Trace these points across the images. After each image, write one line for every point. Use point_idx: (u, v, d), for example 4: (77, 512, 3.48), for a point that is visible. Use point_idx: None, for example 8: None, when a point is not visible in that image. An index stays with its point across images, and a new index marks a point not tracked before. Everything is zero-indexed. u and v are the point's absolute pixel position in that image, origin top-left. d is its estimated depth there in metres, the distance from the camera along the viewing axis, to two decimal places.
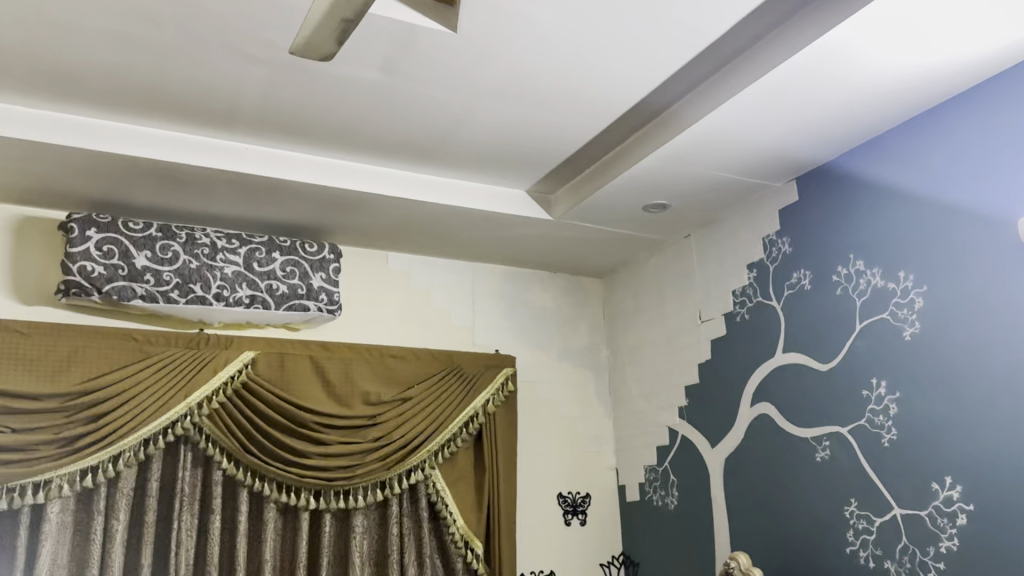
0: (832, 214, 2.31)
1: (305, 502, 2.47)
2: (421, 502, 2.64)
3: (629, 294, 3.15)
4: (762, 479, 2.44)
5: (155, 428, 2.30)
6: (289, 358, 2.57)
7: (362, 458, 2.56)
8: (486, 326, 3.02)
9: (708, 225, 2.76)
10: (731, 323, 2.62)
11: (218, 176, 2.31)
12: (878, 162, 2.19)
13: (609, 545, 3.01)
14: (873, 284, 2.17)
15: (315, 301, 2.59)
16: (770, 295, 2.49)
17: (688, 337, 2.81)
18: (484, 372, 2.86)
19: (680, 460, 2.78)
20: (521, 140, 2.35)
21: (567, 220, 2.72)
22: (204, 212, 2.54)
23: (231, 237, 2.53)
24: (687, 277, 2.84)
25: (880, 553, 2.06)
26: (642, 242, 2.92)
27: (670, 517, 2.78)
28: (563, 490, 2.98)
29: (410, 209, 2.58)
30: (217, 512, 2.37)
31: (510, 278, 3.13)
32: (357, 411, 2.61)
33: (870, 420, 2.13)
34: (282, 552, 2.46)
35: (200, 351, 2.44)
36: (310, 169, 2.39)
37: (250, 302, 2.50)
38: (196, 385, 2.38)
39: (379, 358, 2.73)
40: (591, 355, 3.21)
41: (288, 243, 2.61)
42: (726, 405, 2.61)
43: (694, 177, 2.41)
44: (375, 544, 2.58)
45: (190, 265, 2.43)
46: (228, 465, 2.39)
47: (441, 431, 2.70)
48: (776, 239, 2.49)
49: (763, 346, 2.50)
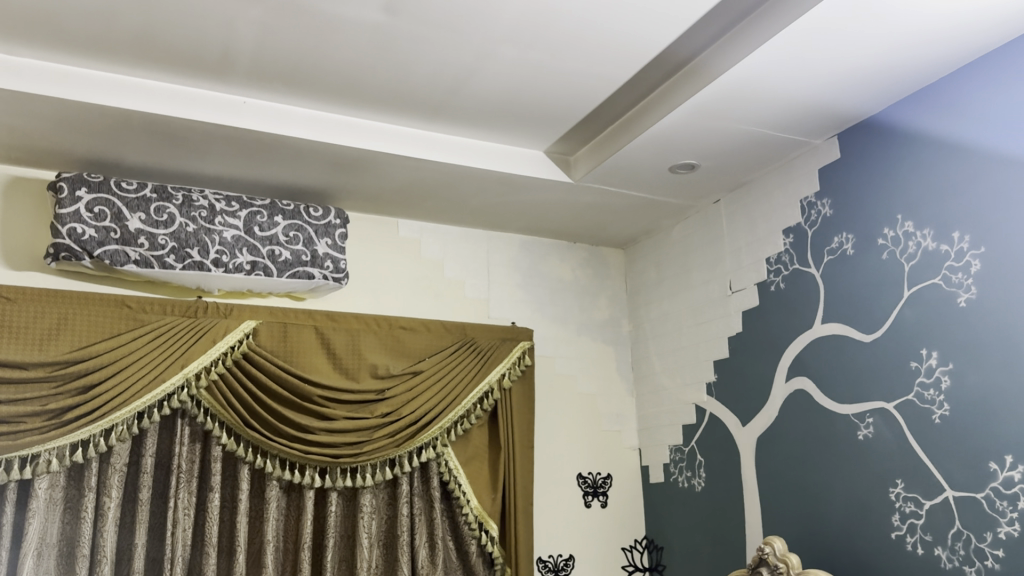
0: (877, 172, 2.12)
1: (310, 480, 2.33)
2: (433, 481, 2.50)
3: (653, 264, 2.98)
4: (798, 460, 2.27)
5: (149, 400, 2.16)
6: (293, 329, 2.42)
7: (370, 434, 2.41)
8: (501, 297, 2.86)
9: (739, 188, 2.58)
10: (764, 293, 2.45)
11: (214, 132, 2.16)
12: (929, 113, 2.00)
13: (632, 528, 2.85)
14: (923, 247, 1.99)
15: (320, 269, 2.44)
16: (808, 262, 2.31)
17: (718, 309, 2.63)
18: (499, 346, 2.70)
19: (708, 440, 2.61)
20: (538, 93, 2.18)
21: (588, 184, 2.55)
22: (202, 173, 2.39)
23: (230, 200, 2.37)
24: (716, 245, 2.67)
25: (930, 539, 1.89)
26: (668, 208, 2.74)
27: (697, 500, 2.62)
28: (583, 471, 2.83)
29: (421, 170, 2.42)
30: (216, 490, 2.23)
31: (527, 248, 2.97)
32: (365, 385, 2.46)
33: (919, 395, 1.96)
34: (286, 532, 2.32)
35: (197, 320, 2.30)
36: (313, 125, 2.23)
37: (251, 269, 2.35)
38: (193, 355, 2.24)
39: (388, 329, 2.57)
40: (612, 330, 3.04)
41: (292, 207, 2.46)
42: (759, 381, 2.44)
43: (725, 133, 2.23)
44: (384, 525, 2.44)
45: (187, 228, 2.28)
46: (227, 441, 2.25)
47: (453, 407, 2.55)
48: (816, 201, 2.30)
49: (800, 316, 2.32)
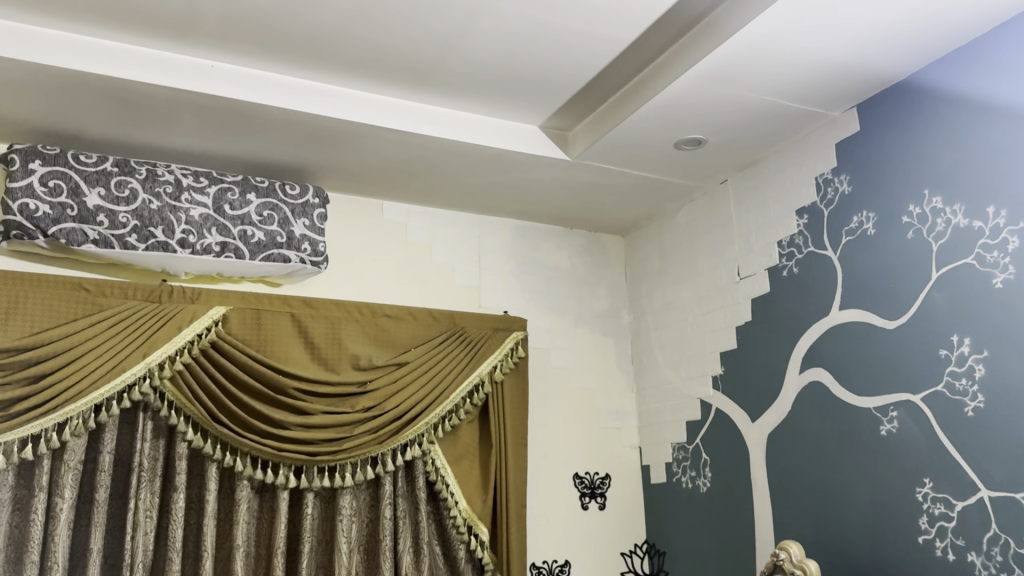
0: (903, 144, 1.95)
1: (284, 480, 2.15)
2: (419, 481, 2.31)
3: (655, 251, 2.80)
4: (812, 458, 2.10)
5: (107, 392, 1.98)
6: (267, 316, 2.23)
7: (351, 431, 2.23)
8: (493, 285, 2.68)
9: (749, 167, 2.41)
10: (776, 278, 2.27)
11: (180, 99, 1.98)
12: (962, 77, 1.83)
13: (631, 532, 2.67)
14: (954, 224, 1.82)
15: (297, 251, 2.25)
16: (825, 243, 2.13)
17: (725, 298, 2.45)
18: (491, 336, 2.52)
19: (714, 437, 2.44)
20: (533, 58, 2.01)
21: (587, 161, 2.37)
22: (170, 148, 2.21)
23: (199, 175, 2.19)
24: (723, 229, 2.49)
25: (963, 544, 1.72)
26: (672, 190, 2.57)
27: (702, 501, 2.45)
28: (580, 470, 2.65)
29: (406, 145, 2.24)
30: (181, 490, 2.05)
31: (521, 233, 2.79)
32: (345, 377, 2.27)
33: (950, 385, 1.79)
34: (258, 536, 2.14)
35: (162, 305, 2.11)
36: (289, 92, 2.05)
37: (221, 251, 2.16)
38: (157, 343, 2.06)
39: (371, 317, 2.38)
40: (611, 322, 2.87)
41: (266, 184, 2.27)
42: (769, 374, 2.27)
43: (736, 103, 2.06)
44: (365, 529, 2.25)
45: (150, 205, 2.10)
46: (194, 437, 2.07)
47: (441, 401, 2.37)
48: (833, 177, 2.13)
49: (815, 303, 2.14)
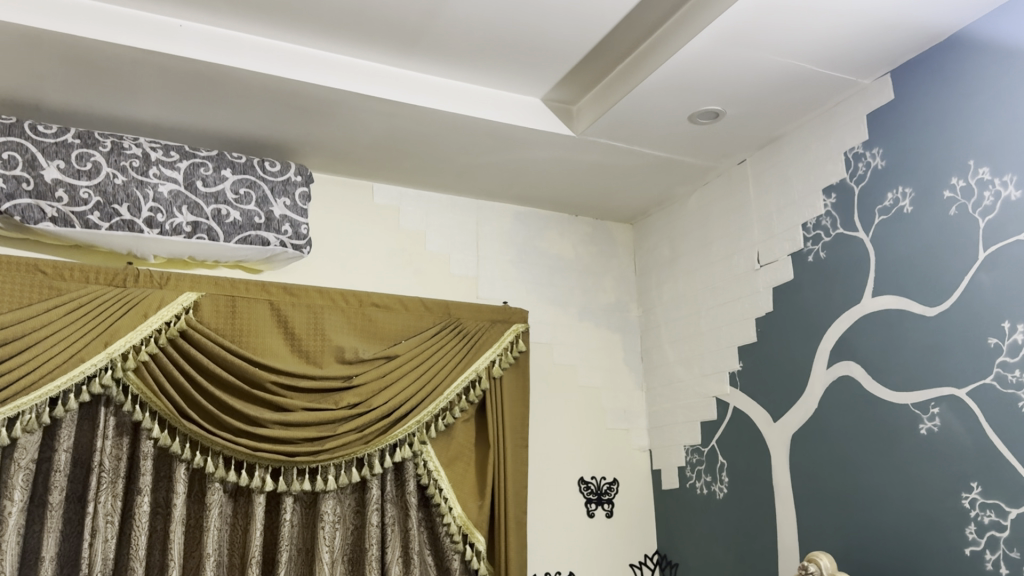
0: (946, 112, 1.76)
1: (260, 482, 1.96)
2: (409, 485, 2.12)
3: (666, 239, 2.61)
4: (841, 461, 1.90)
5: (64, 384, 1.79)
6: (243, 303, 2.04)
7: (334, 429, 2.04)
8: (491, 275, 2.49)
9: (769, 144, 2.22)
10: (800, 264, 2.08)
11: (146, 62, 1.80)
12: (1013, 34, 1.64)
13: (641, 542, 2.47)
14: (1004, 196, 1.63)
15: (277, 234, 2.07)
16: (855, 224, 1.94)
17: (743, 287, 2.25)
18: (489, 328, 2.32)
19: (732, 438, 2.24)
20: (534, 18, 1.82)
21: (593, 138, 2.18)
22: (138, 120, 2.03)
23: (169, 148, 2.01)
24: (741, 213, 2.30)
25: (1017, 557, 1.52)
26: (685, 171, 2.38)
27: (719, 509, 2.25)
28: (585, 475, 2.45)
29: (396, 117, 2.06)
30: (145, 493, 1.86)
31: (522, 220, 2.60)
32: (328, 371, 2.08)
33: (1001, 378, 1.59)
34: (231, 545, 1.95)
35: (126, 290, 1.93)
36: (267, 56, 1.87)
37: (192, 232, 1.98)
38: (120, 331, 1.87)
39: (359, 306, 2.19)
40: (618, 315, 2.67)
41: (243, 160, 2.09)
42: (793, 369, 2.07)
43: (757, 67, 1.87)
44: (350, 537, 2.06)
45: (114, 180, 1.91)
46: (160, 435, 1.88)
47: (434, 398, 2.17)
48: (865, 151, 1.94)
49: (844, 290, 1.95)
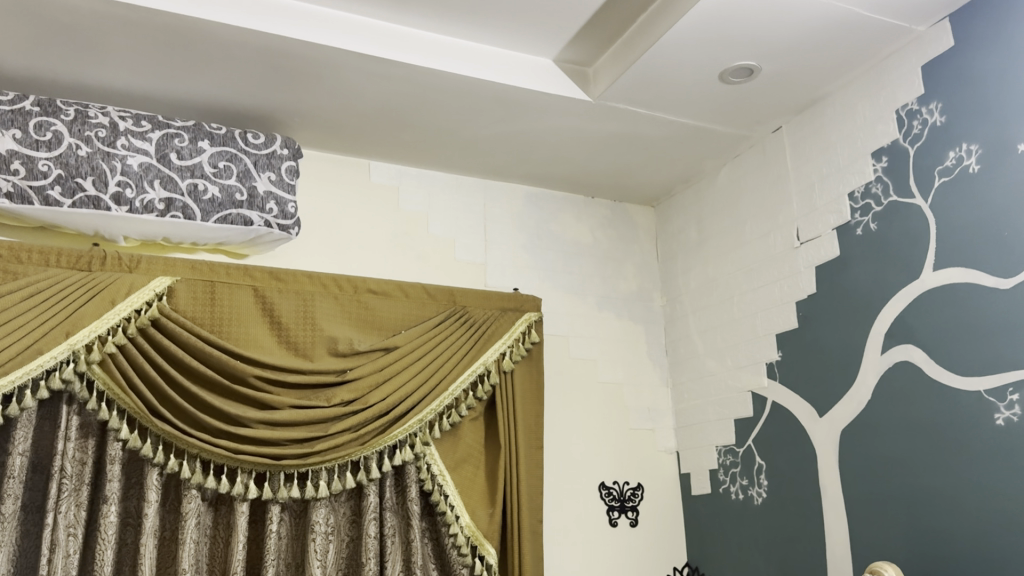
0: (1018, 56, 1.54)
1: (243, 489, 1.75)
2: (411, 492, 1.90)
3: (692, 220, 2.39)
4: (901, 459, 1.66)
5: (18, 379, 1.57)
6: (223, 289, 1.83)
7: (326, 429, 1.82)
8: (501, 261, 2.28)
9: (809, 108, 1.99)
10: (847, 238, 1.85)
11: (108, 15, 1.60)
12: None
13: (669, 554, 2.24)
14: None
15: (261, 212, 1.86)
16: (911, 190, 1.72)
17: (781, 268, 2.03)
18: (499, 318, 2.10)
19: (771, 437, 2.00)
20: None
21: (611, 103, 1.97)
22: (108, 88, 1.84)
23: (140, 117, 1.80)
24: (778, 186, 2.07)
25: None
26: (714, 141, 2.16)
27: (758, 515, 2.02)
28: (607, 480, 2.23)
29: (392, 80, 1.85)
30: (113, 501, 1.65)
31: (535, 202, 2.39)
32: (319, 364, 1.86)
33: None
34: (211, 559, 1.74)
35: (92, 274, 1.71)
36: (245, 8, 1.67)
37: (166, 210, 1.78)
38: (83, 319, 1.66)
39: (354, 293, 1.97)
40: (641, 305, 2.44)
41: (223, 131, 1.88)
42: (841, 356, 1.84)
43: (798, 12, 1.65)
44: (345, 551, 1.84)
45: (78, 152, 1.71)
46: (129, 436, 1.67)
47: (437, 394, 1.95)
48: (921, 107, 1.71)
49: (900, 264, 1.72)
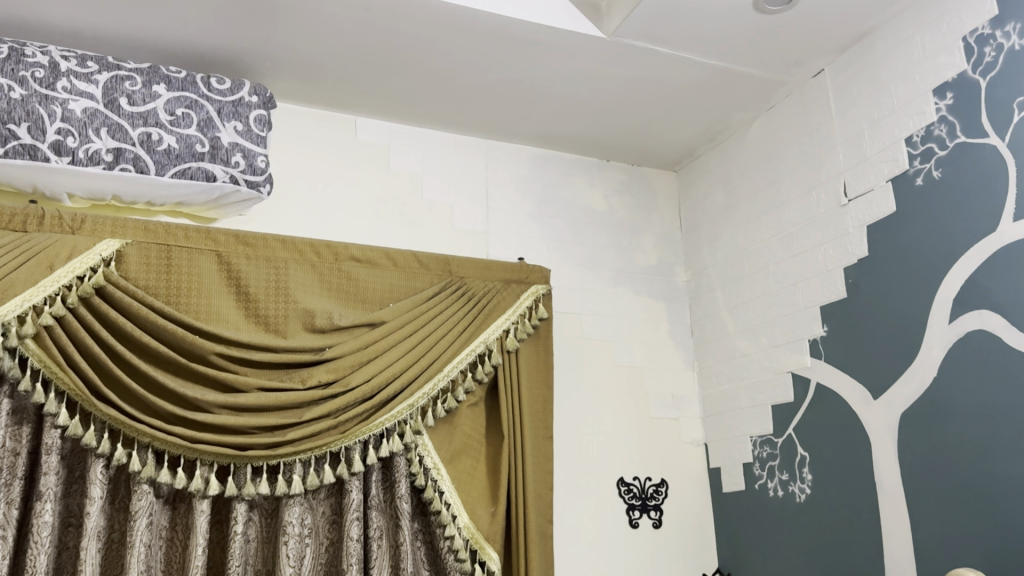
0: None
1: (203, 485, 1.51)
2: (401, 489, 1.65)
3: (720, 183, 2.13)
4: (975, 447, 1.40)
5: None
6: (182, 255, 1.59)
7: (299, 415, 1.58)
8: (505, 230, 2.03)
9: (856, 44, 1.73)
10: (905, 190, 1.59)
11: None
12: None
13: (698, 559, 1.98)
14: None
15: (225, 166, 1.62)
16: (984, 128, 1.45)
17: (824, 230, 1.77)
18: (501, 291, 1.85)
19: (815, 424, 1.74)
20: None
21: (628, 40, 1.71)
22: (50, 25, 1.60)
23: (86, 57, 1.56)
24: (820, 138, 1.81)
25: None
26: (745, 88, 1.90)
27: (801, 514, 1.75)
28: (626, 476, 1.97)
29: (373, 14, 1.61)
30: (49, 499, 1.41)
31: (544, 166, 2.14)
32: (293, 341, 1.62)
33: None
34: (167, 566, 1.50)
35: (27, 235, 1.48)
36: None
37: (114, 162, 1.54)
38: (15, 286, 1.42)
39: (335, 261, 1.73)
40: (662, 280, 2.19)
41: (182, 75, 1.65)
42: (899, 328, 1.57)
43: None
44: (324, 556, 1.59)
45: (10, 94, 1.47)
46: (69, 423, 1.43)
47: (430, 376, 1.71)
48: (994, 31, 1.45)
49: (971, 216, 1.46)
